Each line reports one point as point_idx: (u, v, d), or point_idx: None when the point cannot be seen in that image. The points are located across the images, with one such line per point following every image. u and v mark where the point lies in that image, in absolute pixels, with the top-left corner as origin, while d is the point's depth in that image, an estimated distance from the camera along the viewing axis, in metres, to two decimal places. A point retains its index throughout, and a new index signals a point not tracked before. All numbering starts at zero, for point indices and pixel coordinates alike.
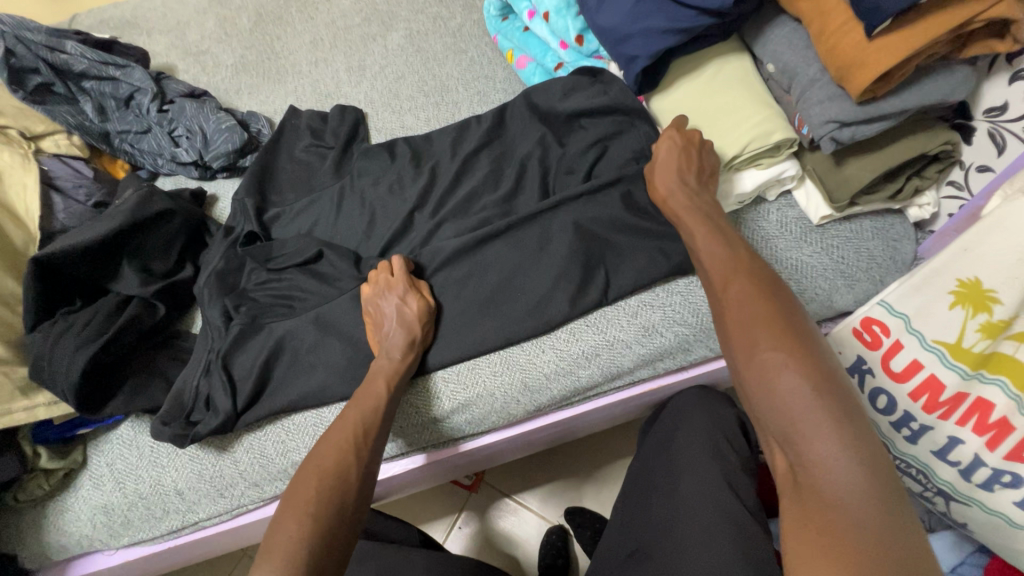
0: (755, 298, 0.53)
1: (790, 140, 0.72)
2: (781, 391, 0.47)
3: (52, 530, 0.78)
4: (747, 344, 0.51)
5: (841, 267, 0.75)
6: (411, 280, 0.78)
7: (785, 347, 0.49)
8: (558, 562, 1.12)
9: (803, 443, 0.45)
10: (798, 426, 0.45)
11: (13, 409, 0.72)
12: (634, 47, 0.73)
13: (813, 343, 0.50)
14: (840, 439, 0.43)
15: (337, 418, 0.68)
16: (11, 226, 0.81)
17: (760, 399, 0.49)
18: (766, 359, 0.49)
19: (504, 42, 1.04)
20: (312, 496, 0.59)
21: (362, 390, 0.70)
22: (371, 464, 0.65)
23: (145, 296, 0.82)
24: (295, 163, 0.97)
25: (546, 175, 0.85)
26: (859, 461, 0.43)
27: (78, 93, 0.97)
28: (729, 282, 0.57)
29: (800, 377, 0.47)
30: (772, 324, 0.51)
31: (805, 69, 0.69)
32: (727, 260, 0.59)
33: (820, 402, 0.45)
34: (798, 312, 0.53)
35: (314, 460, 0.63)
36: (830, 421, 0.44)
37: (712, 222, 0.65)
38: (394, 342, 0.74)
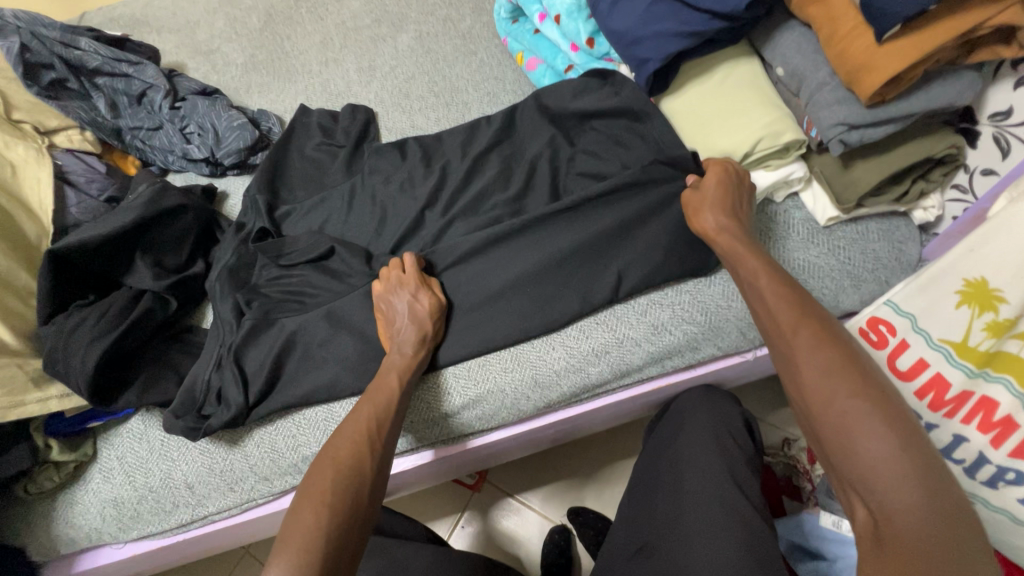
0: (827, 346, 0.54)
1: (799, 141, 0.74)
2: (863, 441, 0.48)
3: (60, 523, 0.79)
4: (822, 390, 0.52)
5: (847, 268, 0.76)
6: (422, 277, 0.78)
7: (863, 396, 0.50)
8: (561, 562, 1.12)
9: (888, 494, 0.46)
10: (880, 477, 0.46)
11: (26, 400, 0.72)
12: (645, 50, 0.75)
13: (887, 393, 0.51)
14: (921, 493, 0.45)
15: (351, 412, 0.68)
16: (24, 219, 0.82)
17: (838, 448, 0.50)
18: (844, 409, 0.50)
19: (514, 44, 1.05)
20: (328, 488, 0.60)
21: (375, 385, 0.71)
22: (385, 458, 0.66)
23: (158, 290, 0.82)
24: (305, 161, 0.98)
25: (556, 175, 0.86)
26: (941, 513, 0.44)
27: (92, 89, 0.98)
28: (795, 324, 0.57)
29: (881, 429, 0.48)
30: (848, 373, 0.52)
31: (814, 73, 0.70)
32: (791, 299, 0.59)
33: (901, 454, 0.47)
34: (867, 361, 0.54)
35: (328, 452, 0.64)
36: (910, 473, 0.46)
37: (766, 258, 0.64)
38: (405, 339, 0.75)
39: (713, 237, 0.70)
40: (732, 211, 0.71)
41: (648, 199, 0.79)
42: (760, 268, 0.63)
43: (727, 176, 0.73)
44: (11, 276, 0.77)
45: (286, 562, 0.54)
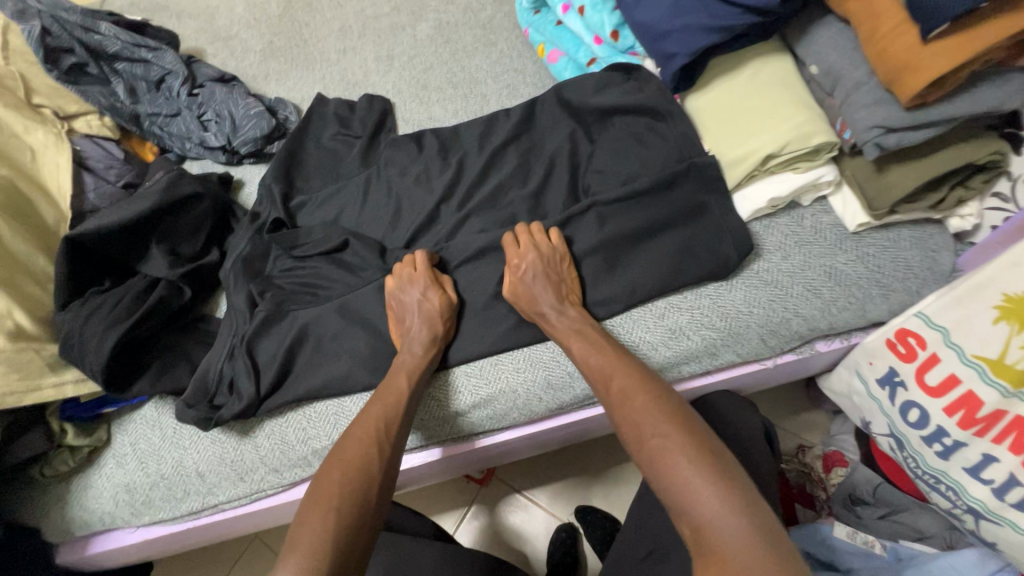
0: (634, 388, 0.63)
1: (830, 144, 0.71)
2: (673, 470, 0.54)
3: (76, 506, 0.80)
4: (637, 438, 0.59)
5: (876, 276, 0.73)
6: (434, 274, 0.77)
7: (668, 434, 0.57)
8: (568, 560, 1.12)
9: (697, 513, 0.51)
10: (688, 499, 0.52)
11: (43, 384, 0.72)
12: (673, 44, 0.72)
13: (693, 427, 0.58)
14: (722, 501, 0.51)
15: (360, 412, 0.68)
16: (43, 204, 0.83)
17: (659, 481, 0.55)
18: (658, 446, 0.57)
19: (536, 35, 1.02)
20: (336, 489, 0.60)
21: (387, 383, 0.70)
22: (394, 458, 0.65)
23: (172, 279, 0.82)
24: (321, 150, 0.97)
25: (575, 172, 0.84)
26: (743, 516, 0.50)
27: (111, 75, 0.98)
28: (610, 379, 0.66)
29: (687, 459, 0.54)
30: (658, 413, 0.59)
31: (851, 73, 0.67)
32: (601, 357, 0.68)
33: (706, 474, 0.53)
34: (678, 407, 0.61)
35: (337, 453, 0.63)
36: (712, 488, 0.52)
37: (583, 333, 0.71)
38: (418, 337, 0.74)
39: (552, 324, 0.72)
40: (547, 290, 0.73)
41: (671, 200, 0.77)
42: (570, 338, 0.71)
43: (520, 258, 0.74)
44: (30, 261, 0.78)
45: (294, 565, 0.53)
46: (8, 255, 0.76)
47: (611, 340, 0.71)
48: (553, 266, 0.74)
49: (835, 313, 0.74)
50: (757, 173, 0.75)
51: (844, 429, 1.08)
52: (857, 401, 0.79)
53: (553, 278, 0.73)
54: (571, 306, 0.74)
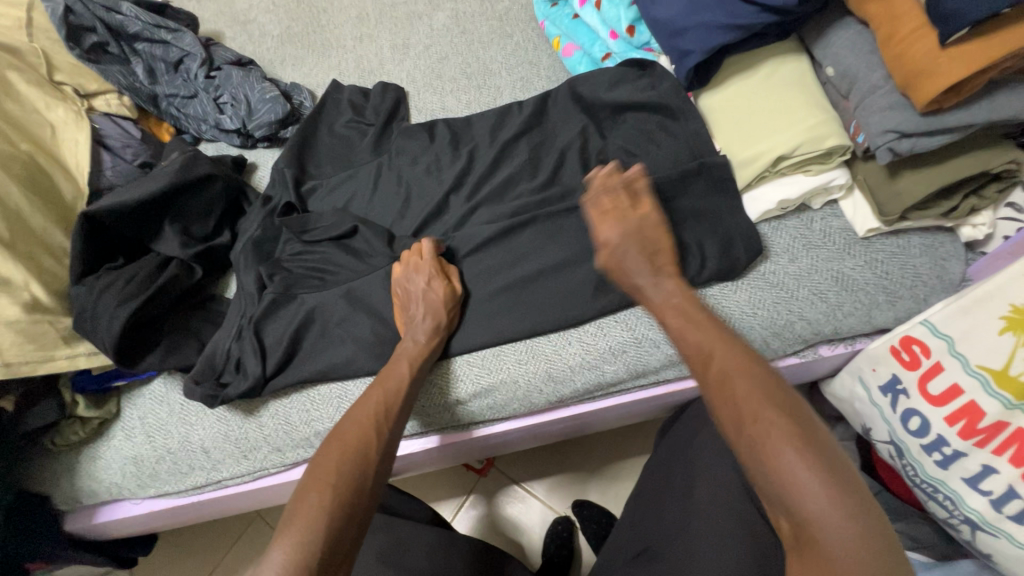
0: (737, 368, 0.56)
1: (843, 147, 0.70)
2: (778, 460, 0.49)
3: (84, 475, 0.82)
4: (736, 415, 0.54)
5: (884, 283, 0.73)
6: (440, 265, 0.78)
7: (774, 417, 0.52)
8: (562, 552, 1.13)
9: (805, 507, 0.47)
10: (792, 491, 0.48)
11: (56, 355, 0.74)
12: (688, 41, 0.73)
13: (802, 412, 0.52)
14: (832, 500, 0.46)
15: (361, 396, 0.69)
16: (62, 179, 0.84)
17: (761, 470, 0.51)
18: (760, 430, 0.51)
19: (551, 28, 1.02)
20: (334, 466, 0.61)
21: (387, 369, 0.72)
22: (391, 441, 0.66)
23: (184, 258, 0.83)
24: (334, 138, 0.97)
25: (585, 167, 0.84)
26: (855, 518, 0.45)
27: (131, 55, 1.00)
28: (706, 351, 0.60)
29: (795, 450, 0.49)
30: (762, 393, 0.53)
31: (867, 76, 0.66)
32: (699, 331, 0.62)
33: (814, 467, 0.48)
34: (785, 387, 0.55)
35: (336, 433, 0.65)
36: (820, 483, 0.47)
37: (683, 308, 0.65)
38: (421, 326, 0.75)
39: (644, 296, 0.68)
40: (640, 261, 0.69)
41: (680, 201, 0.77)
42: (664, 308, 0.66)
43: (609, 230, 0.71)
44: (47, 235, 0.79)
45: (287, 543, 0.54)
46: (27, 229, 0.77)
47: (714, 317, 0.64)
48: (644, 236, 0.70)
49: (841, 317, 0.73)
50: (768, 174, 0.75)
51: (845, 435, 1.08)
52: (858, 407, 0.79)
53: (646, 248, 0.70)
54: (667, 278, 0.69)
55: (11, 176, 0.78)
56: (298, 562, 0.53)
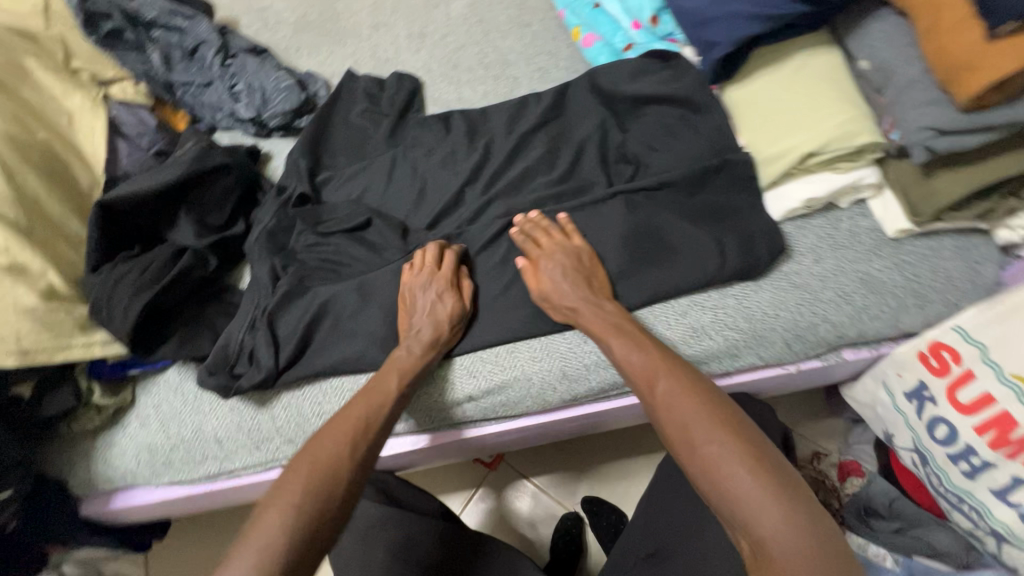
0: (679, 391, 0.61)
1: (875, 144, 0.68)
2: (728, 479, 0.53)
3: (100, 462, 0.83)
4: (686, 439, 0.58)
5: (913, 286, 0.70)
6: (455, 277, 0.76)
7: (721, 438, 0.56)
8: (571, 548, 1.13)
9: (760, 526, 0.50)
10: (744, 508, 0.52)
11: (73, 343, 0.74)
12: (714, 33, 0.71)
13: (749, 431, 0.57)
14: (783, 513, 0.50)
15: (342, 409, 0.67)
16: (78, 167, 0.84)
17: (713, 491, 0.54)
18: (710, 452, 0.55)
19: (571, 17, 0.99)
20: (298, 488, 0.58)
21: (375, 380, 0.70)
22: (365, 456, 0.64)
23: (199, 248, 0.83)
24: (348, 128, 0.96)
25: (604, 161, 0.82)
26: (805, 530, 0.49)
27: (146, 42, 0.98)
28: (651, 379, 0.64)
29: (745, 469, 0.53)
30: (709, 416, 0.58)
31: (904, 69, 0.64)
32: (643, 358, 0.65)
33: (763, 483, 0.52)
34: (729, 409, 0.59)
35: (309, 446, 0.63)
36: (771, 498, 0.51)
37: (619, 327, 0.69)
38: (418, 338, 0.73)
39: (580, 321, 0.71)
40: (574, 285, 0.72)
41: (698, 197, 0.76)
42: (606, 329, 0.69)
43: (545, 257, 0.74)
44: (64, 223, 0.79)
45: (245, 560, 0.53)
46: (43, 216, 0.77)
47: (649, 338, 0.68)
48: (580, 262, 0.74)
49: (867, 320, 0.71)
50: (796, 171, 0.72)
51: (862, 439, 1.05)
52: (881, 413, 0.77)
53: (579, 272, 0.73)
54: (606, 300, 0.72)
55: (28, 164, 0.78)
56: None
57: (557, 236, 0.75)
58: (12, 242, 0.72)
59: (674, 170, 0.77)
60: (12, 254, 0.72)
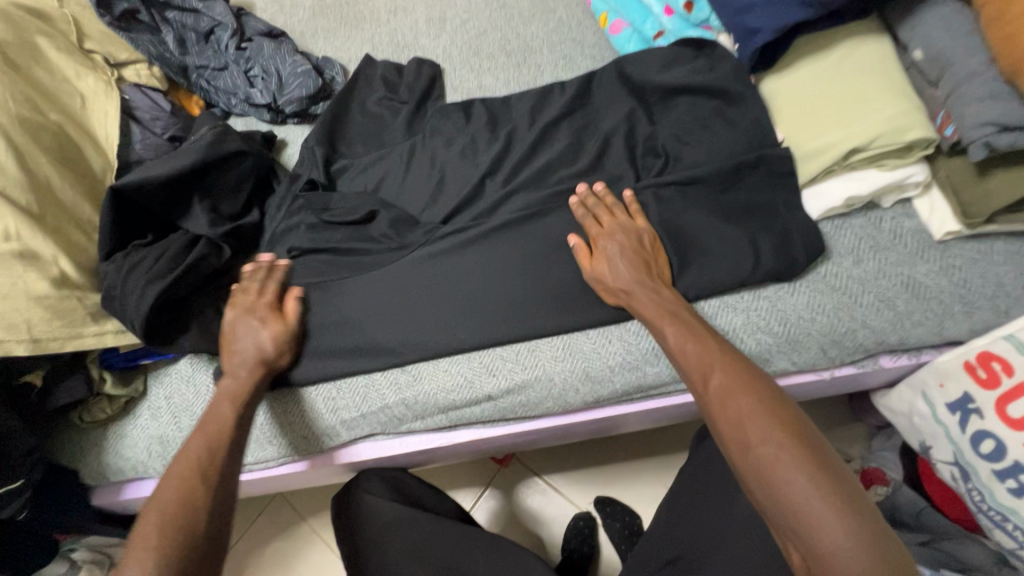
0: (738, 386, 0.57)
1: (928, 140, 0.65)
2: (784, 485, 0.50)
3: (111, 453, 0.81)
4: (739, 439, 0.54)
5: (960, 292, 0.67)
6: (279, 303, 0.75)
7: (779, 441, 0.52)
8: (584, 549, 1.10)
9: (817, 536, 0.47)
10: (802, 517, 0.48)
11: (84, 333, 0.73)
12: (755, 19, 0.67)
13: (809, 433, 0.53)
14: (846, 526, 0.47)
15: (181, 448, 0.62)
16: (91, 152, 0.83)
17: (768, 494, 0.51)
18: (768, 455, 0.52)
19: (598, 3, 0.95)
20: (151, 532, 0.54)
21: (209, 408, 0.66)
22: (223, 484, 0.60)
23: (213, 237, 0.80)
24: (365, 115, 0.93)
25: (631, 153, 0.78)
26: (870, 545, 0.46)
27: (161, 23, 0.97)
28: (706, 372, 0.59)
29: (806, 476, 0.50)
30: (767, 416, 0.54)
31: (964, 61, 0.62)
32: (699, 349, 0.61)
33: (824, 492, 0.49)
34: (788, 406, 0.55)
35: (155, 496, 0.58)
36: (832, 508, 0.48)
37: (677, 315, 0.65)
38: (246, 364, 0.70)
39: (635, 305, 0.68)
40: (633, 267, 0.68)
41: (730, 193, 0.72)
42: (658, 316, 0.65)
43: (604, 236, 0.70)
44: (76, 209, 0.78)
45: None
46: (55, 202, 0.76)
47: (707, 328, 0.64)
48: (639, 244, 0.70)
49: (910, 327, 0.67)
50: (837, 168, 0.69)
51: (888, 446, 1.02)
52: (918, 424, 0.74)
53: (640, 254, 0.69)
54: (663, 287, 0.68)
55: (41, 147, 0.76)
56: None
57: (621, 215, 0.72)
58: (24, 228, 0.70)
59: (706, 165, 0.73)
60: (23, 240, 0.70)
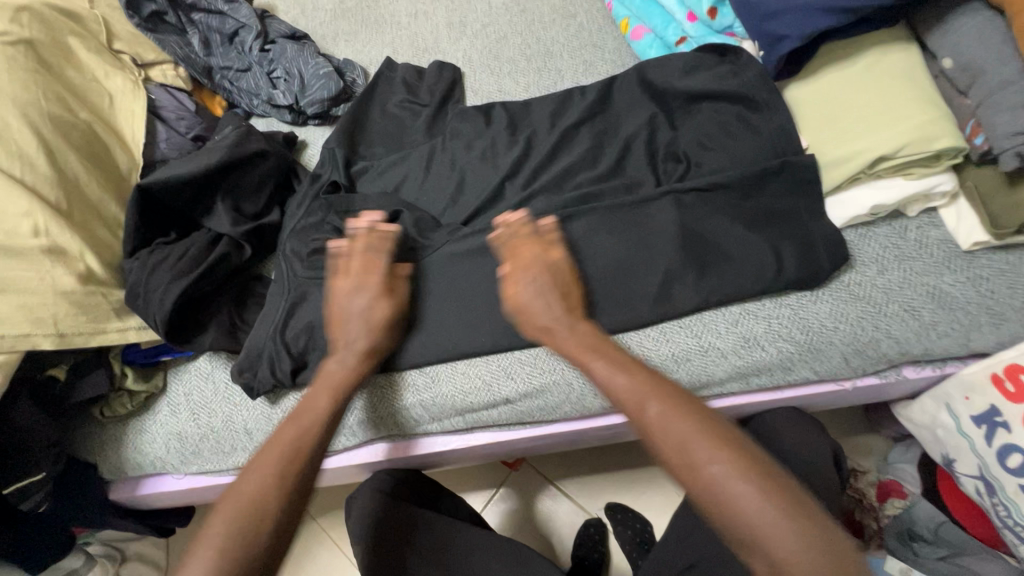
0: (672, 408, 0.54)
1: (956, 148, 0.64)
2: (736, 503, 0.48)
3: (130, 448, 0.82)
4: (686, 463, 0.51)
5: (988, 303, 0.66)
6: (387, 279, 0.73)
7: (724, 456, 0.50)
8: (594, 555, 1.09)
9: (783, 557, 0.45)
10: (759, 533, 0.47)
11: (108, 328, 0.74)
12: (782, 26, 0.67)
13: (745, 442, 0.52)
14: (801, 534, 0.46)
15: (273, 435, 0.63)
16: (118, 150, 0.84)
17: (729, 522, 0.48)
18: (716, 475, 0.49)
19: (620, 9, 0.95)
20: (224, 529, 0.54)
21: (309, 396, 0.66)
22: (300, 481, 0.60)
23: (235, 236, 0.81)
24: (386, 117, 0.94)
25: (652, 158, 0.78)
26: (825, 549, 0.45)
27: (187, 25, 0.98)
28: (638, 400, 0.56)
29: (755, 490, 0.48)
30: (706, 432, 0.52)
31: (997, 69, 0.61)
32: (629, 379, 0.58)
33: (775, 502, 0.47)
34: (721, 419, 0.54)
35: (235, 480, 0.59)
36: (785, 517, 0.46)
37: (599, 348, 0.63)
38: (353, 347, 0.69)
39: (556, 342, 0.66)
40: (550, 303, 0.67)
41: (753, 200, 0.72)
42: (580, 351, 0.63)
43: (521, 271, 0.69)
44: (102, 206, 0.79)
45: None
46: (82, 198, 0.77)
47: (630, 358, 0.62)
48: (557, 278, 0.69)
49: (935, 338, 0.67)
50: (863, 175, 0.69)
51: (906, 458, 1.00)
52: (942, 436, 0.74)
53: (560, 289, 0.69)
54: (580, 321, 0.66)
55: (70, 145, 0.77)
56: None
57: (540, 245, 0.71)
58: (52, 224, 0.71)
59: (728, 171, 0.73)
60: (51, 236, 0.71)
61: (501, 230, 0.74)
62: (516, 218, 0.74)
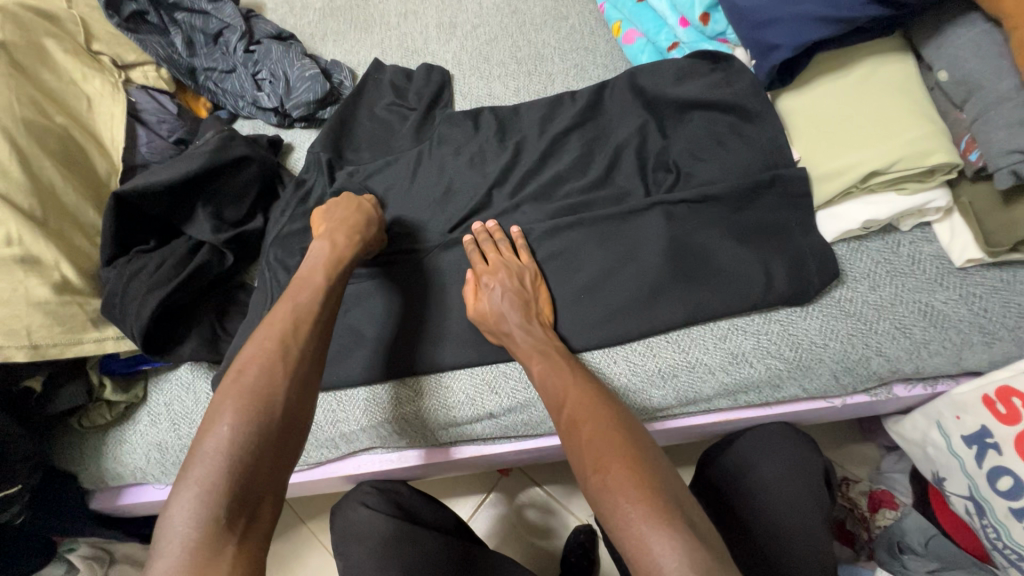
0: (583, 414, 0.57)
1: (952, 165, 0.63)
2: (612, 507, 0.50)
3: (109, 458, 0.81)
4: (583, 466, 0.54)
5: (980, 321, 0.65)
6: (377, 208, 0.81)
7: (613, 462, 0.52)
8: (583, 563, 1.07)
9: (641, 551, 0.47)
10: (630, 538, 0.48)
11: (84, 339, 0.72)
12: (775, 35, 0.65)
13: (643, 451, 0.53)
14: (668, 541, 0.46)
15: (267, 317, 0.62)
16: (96, 155, 0.82)
17: (603, 515, 0.51)
18: (601, 481, 0.52)
19: (612, 12, 0.93)
20: (247, 388, 0.55)
21: (302, 279, 0.67)
22: (306, 371, 0.59)
23: (216, 244, 0.80)
24: (373, 121, 0.92)
25: (642, 168, 0.76)
26: (690, 559, 0.45)
27: (170, 24, 0.96)
28: (559, 404, 0.60)
29: (632, 498, 0.49)
30: (604, 440, 0.54)
31: (994, 84, 0.60)
32: (558, 381, 0.62)
33: (648, 510, 0.48)
34: (630, 428, 0.56)
35: (238, 367, 0.57)
36: (655, 525, 0.47)
37: (548, 353, 0.65)
38: (339, 231, 0.72)
39: (516, 343, 0.67)
40: (512, 307, 0.68)
41: (745, 212, 0.71)
42: (530, 352, 0.66)
43: (488, 274, 0.71)
44: (80, 213, 0.77)
45: (194, 497, 0.50)
46: (58, 205, 0.75)
47: (577, 364, 0.65)
48: (521, 283, 0.70)
49: (925, 356, 0.66)
50: (856, 190, 0.67)
51: (897, 468, 0.99)
52: (932, 454, 0.73)
53: (522, 296, 0.69)
54: (538, 324, 0.69)
55: (45, 150, 0.75)
56: (212, 511, 0.49)
57: (507, 255, 0.73)
58: (26, 233, 0.69)
59: (718, 183, 0.71)
60: (24, 245, 0.69)
61: (468, 241, 0.75)
62: (487, 230, 0.76)
